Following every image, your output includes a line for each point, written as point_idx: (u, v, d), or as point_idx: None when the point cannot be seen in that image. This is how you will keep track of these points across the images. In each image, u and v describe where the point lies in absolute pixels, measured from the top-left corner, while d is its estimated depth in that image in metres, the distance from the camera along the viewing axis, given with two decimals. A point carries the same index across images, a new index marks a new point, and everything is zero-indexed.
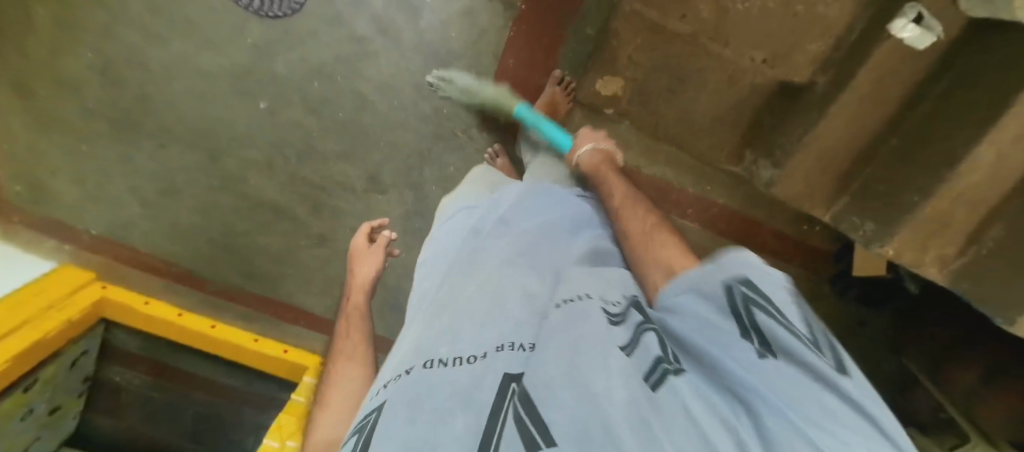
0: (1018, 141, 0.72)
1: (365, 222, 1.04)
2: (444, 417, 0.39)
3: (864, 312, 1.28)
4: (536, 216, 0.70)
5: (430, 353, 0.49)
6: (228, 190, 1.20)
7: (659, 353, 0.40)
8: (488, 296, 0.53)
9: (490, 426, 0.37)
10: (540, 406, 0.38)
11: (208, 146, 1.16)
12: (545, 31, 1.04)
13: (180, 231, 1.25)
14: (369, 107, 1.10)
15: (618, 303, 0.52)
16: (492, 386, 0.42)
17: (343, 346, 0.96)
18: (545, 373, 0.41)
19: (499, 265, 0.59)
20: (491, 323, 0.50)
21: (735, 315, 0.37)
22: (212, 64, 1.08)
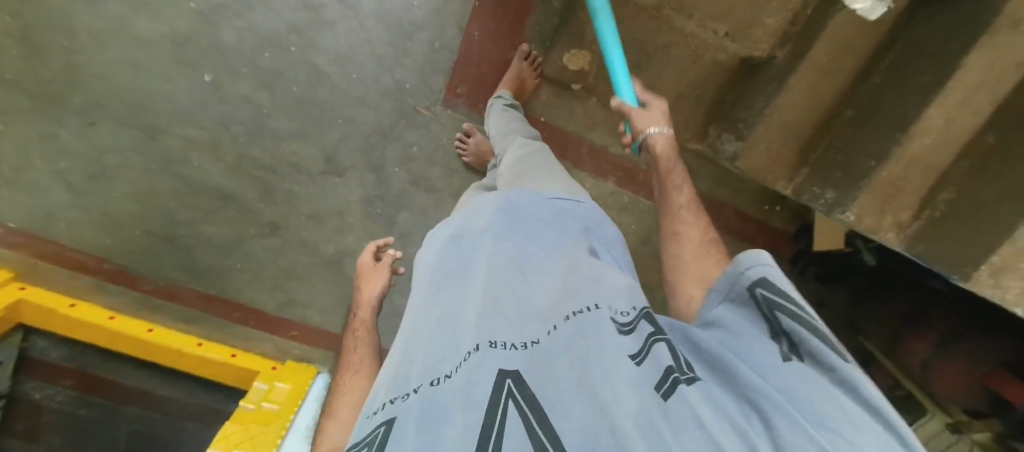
0: (963, 105, 0.77)
1: (370, 242, 0.97)
2: (442, 421, 0.37)
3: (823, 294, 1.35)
4: (525, 215, 0.65)
5: (434, 366, 0.44)
6: (167, 173, 1.09)
7: (670, 363, 0.43)
8: (483, 303, 0.50)
9: (490, 416, 0.36)
10: (549, 413, 0.37)
11: (145, 123, 1.05)
12: (511, 3, 1.01)
13: (111, 221, 1.10)
14: (326, 81, 1.04)
15: (627, 311, 0.51)
16: (489, 381, 0.40)
17: (350, 358, 0.83)
18: (550, 386, 0.41)
19: (490, 268, 0.56)
20: (492, 325, 0.47)
21: (765, 319, 0.45)
22: (151, 31, 1.00)
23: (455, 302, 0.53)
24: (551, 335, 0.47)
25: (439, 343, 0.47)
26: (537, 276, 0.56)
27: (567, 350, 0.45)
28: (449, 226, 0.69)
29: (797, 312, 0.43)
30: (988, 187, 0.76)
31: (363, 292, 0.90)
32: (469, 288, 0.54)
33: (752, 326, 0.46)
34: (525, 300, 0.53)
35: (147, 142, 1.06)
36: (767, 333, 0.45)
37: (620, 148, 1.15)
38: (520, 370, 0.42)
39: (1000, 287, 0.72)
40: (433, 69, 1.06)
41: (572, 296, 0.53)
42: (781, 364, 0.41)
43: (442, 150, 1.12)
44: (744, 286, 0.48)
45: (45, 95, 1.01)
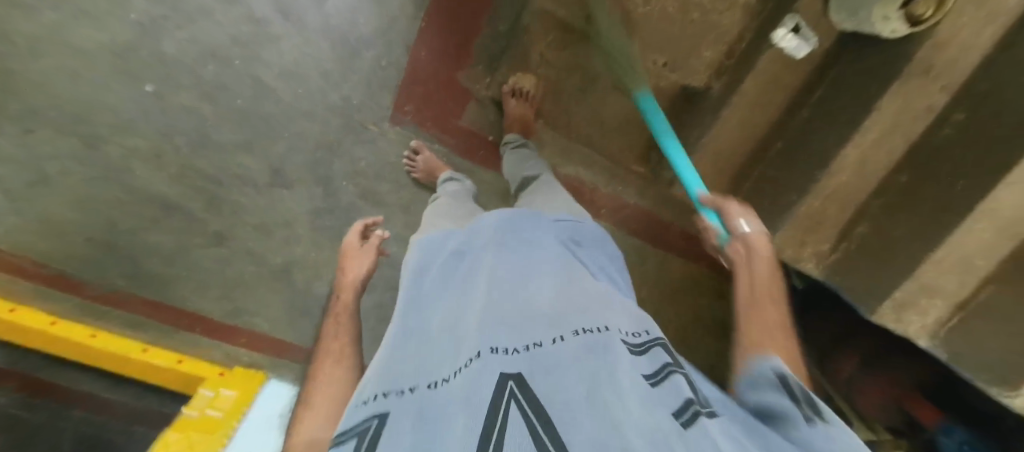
0: (877, 145, 0.83)
1: (358, 220, 0.92)
2: (435, 427, 0.33)
3: None
4: (529, 234, 0.60)
5: (430, 366, 0.40)
6: (107, 182, 1.00)
7: (690, 396, 0.38)
8: (484, 309, 0.45)
9: (489, 420, 0.31)
10: (554, 421, 0.31)
11: (84, 132, 0.97)
12: (460, 25, 1.08)
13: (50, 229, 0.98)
14: (271, 95, 1.03)
15: (637, 333, 0.47)
16: (488, 383, 0.35)
17: (330, 346, 0.70)
18: (558, 392, 0.34)
19: (494, 276, 0.51)
20: (494, 332, 0.42)
21: (790, 392, 0.43)
22: (87, 39, 0.96)
23: (456, 312, 0.48)
24: (557, 345, 0.40)
25: (435, 348, 0.44)
26: (545, 286, 0.50)
27: (574, 357, 0.38)
28: (452, 236, 0.64)
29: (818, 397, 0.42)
30: (898, 225, 0.82)
31: (345, 276, 0.82)
32: (473, 297, 0.49)
33: (773, 396, 0.43)
34: (528, 305, 0.46)
35: (84, 149, 0.98)
36: (790, 399, 0.41)
37: (565, 167, 1.10)
38: (522, 372, 0.36)
39: (901, 321, 0.84)
40: (382, 86, 1.07)
41: (584, 309, 0.46)
42: (805, 425, 0.38)
43: (391, 165, 1.12)
44: (769, 372, 0.47)
45: None
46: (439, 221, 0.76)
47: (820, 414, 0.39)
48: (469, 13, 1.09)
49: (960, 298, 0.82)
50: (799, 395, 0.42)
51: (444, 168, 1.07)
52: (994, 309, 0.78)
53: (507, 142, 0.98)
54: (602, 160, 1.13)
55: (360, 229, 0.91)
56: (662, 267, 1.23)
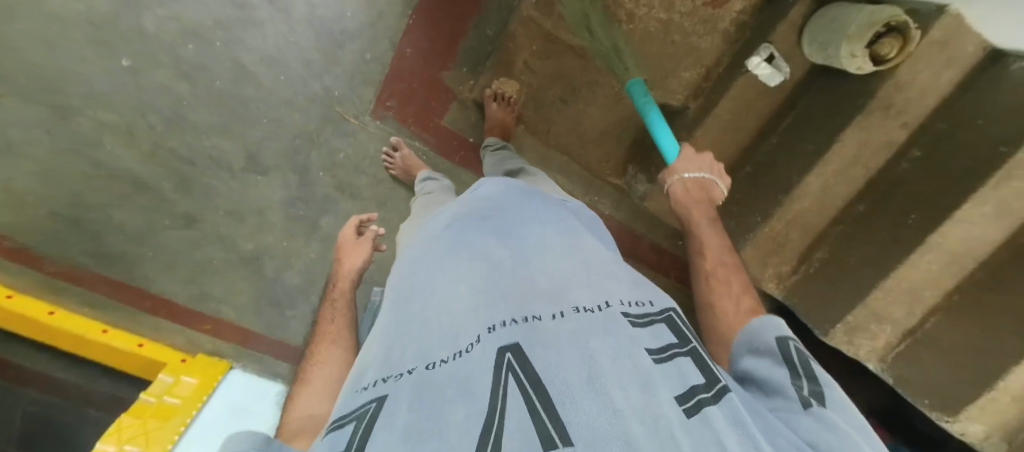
0: (839, 175, 0.86)
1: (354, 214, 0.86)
2: (438, 405, 0.31)
3: None
4: (527, 212, 0.58)
5: (430, 346, 0.38)
6: (74, 155, 0.97)
7: (696, 381, 0.35)
8: (482, 287, 0.44)
9: (492, 400, 0.30)
10: (557, 405, 0.29)
11: (53, 102, 0.95)
12: (446, 23, 1.06)
13: (15, 199, 0.97)
14: (252, 79, 1.02)
15: (640, 304, 0.44)
16: (488, 365, 0.34)
17: (325, 329, 0.69)
18: (559, 373, 0.32)
19: (491, 256, 0.49)
20: (493, 309, 0.40)
21: (790, 365, 0.43)
22: (63, 7, 0.92)
23: (448, 285, 0.45)
24: (562, 325, 0.38)
25: (431, 324, 0.40)
26: (545, 264, 0.48)
27: (575, 334, 0.37)
28: (447, 212, 0.61)
29: (815, 370, 0.43)
30: (854, 252, 0.86)
31: (342, 267, 0.79)
32: (471, 271, 0.46)
33: (774, 369, 0.43)
34: (529, 283, 0.45)
35: (54, 121, 0.95)
36: (787, 373, 0.42)
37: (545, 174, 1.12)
38: (520, 343, 0.35)
39: (853, 344, 0.89)
40: (364, 80, 1.07)
41: (584, 287, 0.44)
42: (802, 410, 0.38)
43: (370, 159, 1.12)
44: (769, 339, 0.47)
45: None
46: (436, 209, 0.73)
47: (819, 395, 0.40)
48: (459, 10, 1.06)
49: (909, 325, 0.86)
50: (800, 368, 0.42)
51: (422, 165, 1.08)
52: (940, 339, 0.83)
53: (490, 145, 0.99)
54: (580, 170, 1.15)
55: (355, 224, 0.86)
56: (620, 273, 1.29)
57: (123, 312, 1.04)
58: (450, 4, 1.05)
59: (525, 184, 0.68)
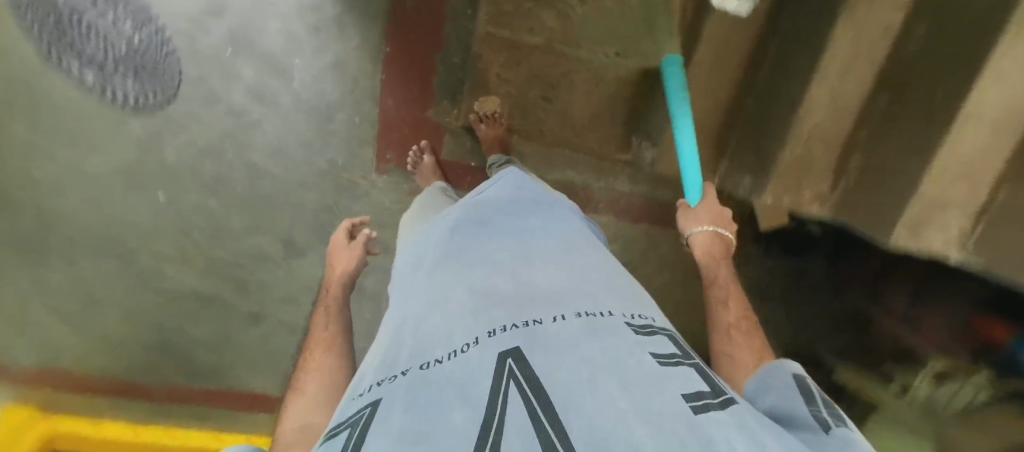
0: (844, 75, 0.81)
1: (346, 219, 0.92)
2: (436, 408, 0.30)
3: (799, 263, 1.36)
4: (523, 223, 0.61)
5: (425, 347, 0.38)
6: (146, 288, 1.13)
7: (703, 387, 0.35)
8: (481, 290, 0.45)
9: (489, 402, 0.29)
10: (560, 407, 0.29)
11: (117, 249, 1.10)
12: (411, 63, 1.05)
13: (114, 341, 1.15)
14: (266, 175, 1.10)
15: (640, 317, 0.46)
16: (486, 370, 0.33)
17: (318, 336, 0.76)
18: (564, 378, 0.32)
19: (489, 263, 0.50)
20: (491, 312, 0.41)
21: (806, 394, 0.45)
22: (99, 166, 1.05)
23: (449, 286, 0.47)
24: (564, 328, 0.39)
25: (430, 326, 0.41)
26: (543, 272, 0.50)
27: (575, 338, 0.38)
28: (445, 220, 0.64)
29: (829, 403, 0.44)
30: (885, 145, 0.80)
31: (334, 272, 0.86)
32: (471, 274, 0.48)
33: (791, 399, 0.45)
34: (528, 287, 0.46)
35: (122, 265, 1.11)
36: (804, 401, 0.43)
37: (551, 173, 1.18)
38: (519, 347, 0.35)
39: (920, 239, 0.76)
40: (360, 142, 1.10)
41: (582, 296, 0.46)
42: (824, 432, 0.39)
43: (390, 212, 1.16)
44: (785, 375, 0.49)
45: (20, 245, 1.07)
46: (430, 213, 0.76)
47: (839, 419, 0.41)
48: (419, 48, 1.04)
49: (977, 205, 0.72)
50: (814, 395, 0.44)
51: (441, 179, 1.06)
52: (1020, 205, 0.67)
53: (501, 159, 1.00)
54: (584, 158, 1.16)
55: (348, 227, 0.92)
56: (657, 245, 1.27)
57: (220, 415, 1.23)
58: (407, 43, 1.03)
59: (521, 184, 0.71)
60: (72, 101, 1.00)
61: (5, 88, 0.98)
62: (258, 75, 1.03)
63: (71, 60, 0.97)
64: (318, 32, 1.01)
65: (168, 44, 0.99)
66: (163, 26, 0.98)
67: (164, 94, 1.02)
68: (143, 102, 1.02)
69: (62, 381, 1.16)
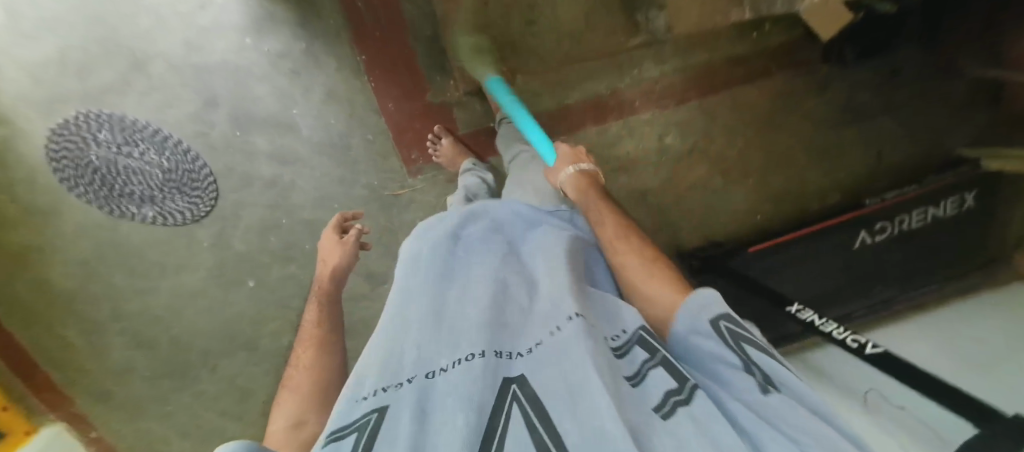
0: None
1: (334, 216, 1.00)
2: (443, 419, 0.38)
3: (892, 58, 1.15)
4: (529, 236, 0.66)
5: (429, 358, 0.46)
6: (280, 363, 1.25)
7: (673, 384, 0.43)
8: (490, 304, 0.51)
9: (494, 421, 0.39)
10: (554, 414, 0.38)
11: (242, 341, 1.23)
12: (395, 57, 1.01)
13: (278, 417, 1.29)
14: (322, 224, 1.14)
15: (620, 335, 0.52)
16: (491, 385, 0.42)
17: (309, 335, 0.80)
18: (554, 388, 0.41)
19: (493, 273, 0.56)
20: (498, 332, 0.48)
21: (733, 346, 0.45)
22: (195, 281, 1.17)
23: (459, 300, 0.53)
24: (558, 336, 0.46)
25: (440, 337, 0.48)
26: (544, 284, 0.56)
27: (563, 345, 0.45)
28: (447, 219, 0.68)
29: (755, 343, 0.46)
30: None
31: (326, 266, 0.91)
32: (478, 287, 0.54)
33: (722, 350, 0.45)
34: (531, 308, 0.53)
35: (251, 354, 1.24)
36: (740, 364, 0.43)
37: (572, 96, 1.08)
38: (523, 374, 0.44)
39: None
40: (384, 156, 1.10)
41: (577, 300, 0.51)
42: (761, 394, 0.41)
43: (440, 206, 1.15)
44: (709, 318, 0.48)
45: (172, 372, 1.23)
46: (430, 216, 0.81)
47: (771, 373, 0.43)
48: (396, 37, 1.00)
49: None
50: (739, 347, 0.45)
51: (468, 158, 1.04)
52: None
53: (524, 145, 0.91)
54: (599, 65, 1.06)
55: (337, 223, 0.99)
56: (714, 114, 1.14)
57: None
58: (381, 40, 1.00)
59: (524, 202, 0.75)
60: (148, 238, 1.12)
61: (98, 251, 1.11)
62: (270, 140, 1.06)
63: (127, 204, 1.07)
64: (299, 75, 1.02)
65: (189, 152, 1.05)
66: (177, 138, 1.04)
67: (207, 197, 1.09)
68: (196, 212, 1.10)
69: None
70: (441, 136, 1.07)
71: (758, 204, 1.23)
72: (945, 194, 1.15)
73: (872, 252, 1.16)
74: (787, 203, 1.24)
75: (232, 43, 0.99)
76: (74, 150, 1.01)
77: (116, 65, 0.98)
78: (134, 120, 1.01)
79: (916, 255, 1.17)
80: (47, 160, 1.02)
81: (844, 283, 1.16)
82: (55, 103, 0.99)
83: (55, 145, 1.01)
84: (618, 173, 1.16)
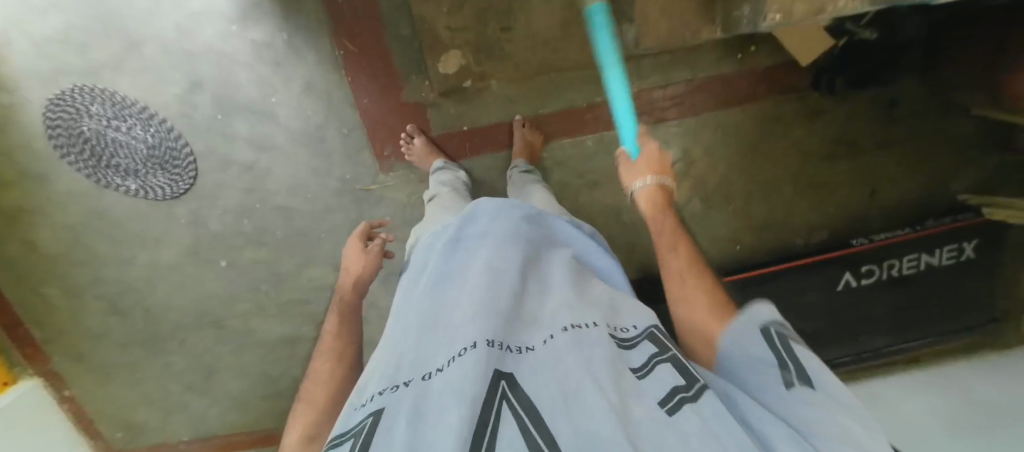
0: None
1: (362, 224, 0.97)
2: (438, 418, 0.35)
3: (893, 90, 1.09)
4: (518, 225, 0.62)
5: (425, 359, 0.43)
6: (246, 346, 1.28)
7: (676, 383, 0.41)
8: (483, 294, 0.48)
9: (483, 416, 0.35)
10: (546, 415, 0.35)
11: (211, 320, 1.26)
12: (372, 54, 1.03)
13: (240, 399, 1.33)
14: (294, 212, 1.17)
15: (631, 328, 0.50)
16: (483, 378, 0.37)
17: (329, 343, 0.77)
18: (547, 390, 0.38)
19: (488, 266, 0.53)
20: (489, 321, 0.44)
21: (774, 351, 0.45)
22: (170, 255, 1.20)
23: (455, 299, 0.50)
24: (553, 343, 0.43)
25: (433, 338, 0.46)
26: (540, 288, 0.54)
27: (563, 350, 0.42)
28: (444, 228, 0.65)
29: (804, 352, 0.45)
30: None
31: (348, 275, 0.87)
32: (474, 283, 0.51)
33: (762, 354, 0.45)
34: (526, 305, 0.50)
35: (219, 333, 1.27)
36: (774, 362, 0.44)
37: (546, 108, 1.08)
38: (514, 372, 0.40)
39: None
40: (358, 151, 1.12)
41: (578, 307, 0.49)
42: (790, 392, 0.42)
43: (410, 205, 1.17)
44: (754, 326, 0.48)
45: (142, 342, 1.27)
46: (420, 224, 0.77)
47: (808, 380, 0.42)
48: (371, 34, 1.02)
49: None
50: (783, 353, 0.45)
51: (437, 158, 1.06)
52: None
53: (524, 188, 0.95)
54: (576, 75, 1.05)
55: (365, 231, 0.96)
56: (695, 136, 1.11)
57: None
58: (359, 35, 1.02)
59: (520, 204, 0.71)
60: (129, 210, 1.16)
61: (83, 218, 1.16)
62: (251, 125, 1.09)
63: (113, 176, 1.12)
64: (281, 65, 1.05)
65: (173, 130, 1.09)
66: (163, 117, 1.08)
67: (187, 175, 1.13)
68: (175, 189, 1.14)
69: (215, 446, 1.36)
70: (414, 135, 1.09)
71: (739, 234, 1.19)
72: (943, 242, 1.05)
73: (856, 295, 1.08)
74: (772, 234, 1.19)
75: (219, 30, 1.02)
76: (69, 120, 1.07)
77: (112, 43, 1.04)
78: (124, 96, 1.06)
79: (904, 302, 1.09)
80: (43, 127, 1.08)
81: (826, 326, 1.10)
82: (54, 73, 1.05)
83: (51, 115, 1.07)
84: (590, 188, 1.14)
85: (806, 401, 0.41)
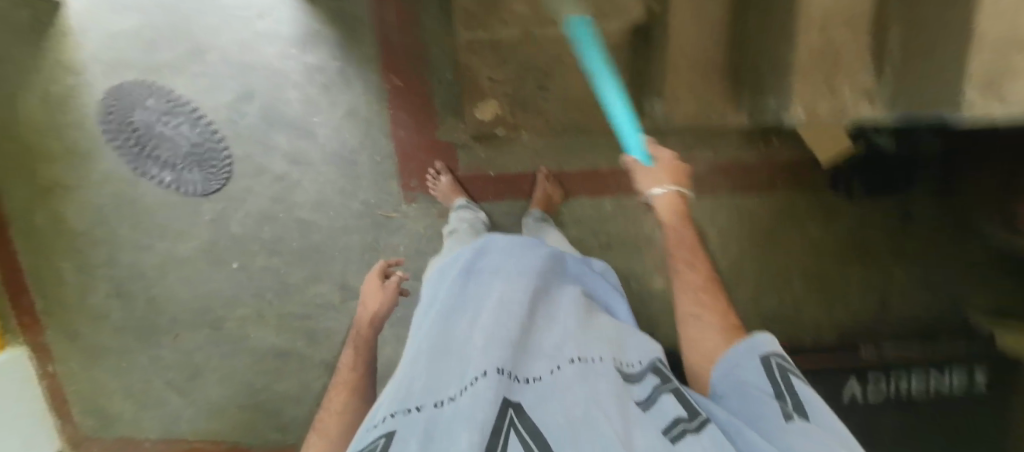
0: None
1: (380, 262, 1.02)
2: (447, 441, 0.36)
3: (907, 198, 1.11)
4: (532, 263, 0.63)
5: (437, 386, 0.44)
6: (237, 351, 1.28)
7: (678, 413, 0.42)
8: (493, 327, 0.49)
9: (491, 441, 0.36)
10: (554, 443, 0.37)
11: (209, 320, 1.26)
12: (416, 92, 1.10)
13: (218, 405, 1.31)
14: (313, 226, 1.20)
15: (635, 363, 0.52)
16: (493, 404, 0.38)
17: (341, 375, 0.75)
18: (554, 422, 0.39)
19: (500, 299, 0.54)
20: (497, 351, 0.45)
21: (773, 383, 0.49)
22: (186, 249, 1.23)
23: (468, 330, 0.51)
24: (559, 377, 0.44)
25: (445, 366, 0.47)
26: (549, 322, 0.54)
27: (569, 381, 0.43)
28: (458, 258, 0.67)
29: (802, 385, 0.48)
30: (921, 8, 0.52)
31: (366, 309, 0.89)
32: (487, 313, 0.52)
33: (759, 385, 0.49)
34: (535, 339, 0.51)
35: (213, 334, 1.27)
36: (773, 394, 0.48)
37: (569, 166, 1.13)
38: (522, 402, 0.41)
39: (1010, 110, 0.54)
40: (386, 178, 1.16)
41: (586, 343, 0.50)
42: (784, 422, 0.44)
43: (425, 237, 1.19)
44: (754, 357, 0.52)
45: (138, 330, 1.28)
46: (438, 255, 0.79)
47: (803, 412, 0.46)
48: (417, 75, 1.09)
49: None
50: (781, 384, 0.48)
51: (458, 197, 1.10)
52: None
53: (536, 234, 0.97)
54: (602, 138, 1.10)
55: (382, 269, 1.00)
56: (710, 213, 1.14)
57: None
58: (407, 74, 1.09)
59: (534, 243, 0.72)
60: (158, 201, 1.21)
61: (113, 201, 1.21)
62: (290, 140, 1.15)
63: (152, 166, 1.18)
64: (328, 89, 1.12)
65: (217, 133, 1.15)
66: (210, 120, 1.15)
67: (220, 176, 1.18)
68: (206, 187, 1.19)
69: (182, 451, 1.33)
70: (441, 173, 1.14)
71: (746, 317, 1.18)
72: (953, 363, 1.04)
73: (862, 408, 1.06)
74: (779, 322, 1.18)
75: (279, 51, 1.10)
76: (126, 110, 1.14)
77: (179, 47, 1.12)
78: (180, 96, 1.14)
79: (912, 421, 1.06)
80: (101, 112, 1.15)
81: None
82: (122, 66, 1.13)
83: (111, 102, 1.15)
84: (603, 248, 1.16)
85: (801, 430, 0.43)
